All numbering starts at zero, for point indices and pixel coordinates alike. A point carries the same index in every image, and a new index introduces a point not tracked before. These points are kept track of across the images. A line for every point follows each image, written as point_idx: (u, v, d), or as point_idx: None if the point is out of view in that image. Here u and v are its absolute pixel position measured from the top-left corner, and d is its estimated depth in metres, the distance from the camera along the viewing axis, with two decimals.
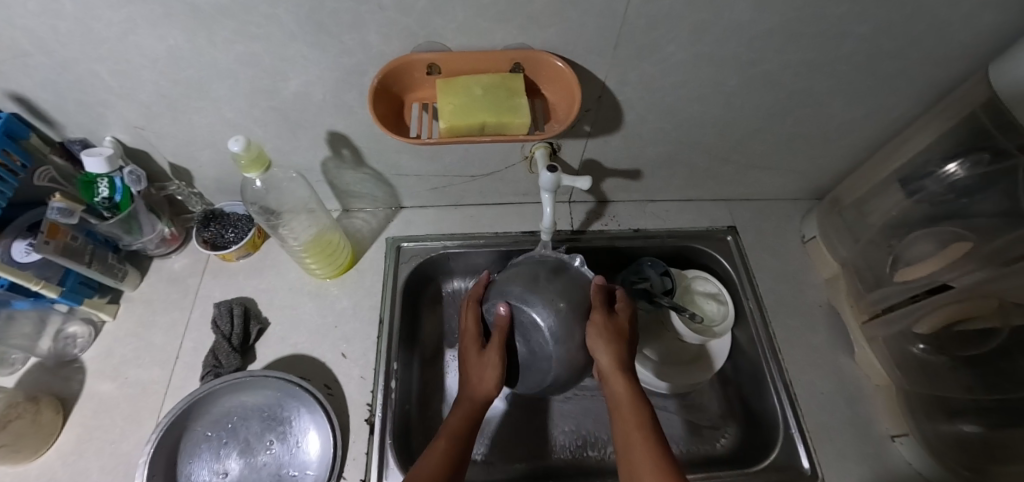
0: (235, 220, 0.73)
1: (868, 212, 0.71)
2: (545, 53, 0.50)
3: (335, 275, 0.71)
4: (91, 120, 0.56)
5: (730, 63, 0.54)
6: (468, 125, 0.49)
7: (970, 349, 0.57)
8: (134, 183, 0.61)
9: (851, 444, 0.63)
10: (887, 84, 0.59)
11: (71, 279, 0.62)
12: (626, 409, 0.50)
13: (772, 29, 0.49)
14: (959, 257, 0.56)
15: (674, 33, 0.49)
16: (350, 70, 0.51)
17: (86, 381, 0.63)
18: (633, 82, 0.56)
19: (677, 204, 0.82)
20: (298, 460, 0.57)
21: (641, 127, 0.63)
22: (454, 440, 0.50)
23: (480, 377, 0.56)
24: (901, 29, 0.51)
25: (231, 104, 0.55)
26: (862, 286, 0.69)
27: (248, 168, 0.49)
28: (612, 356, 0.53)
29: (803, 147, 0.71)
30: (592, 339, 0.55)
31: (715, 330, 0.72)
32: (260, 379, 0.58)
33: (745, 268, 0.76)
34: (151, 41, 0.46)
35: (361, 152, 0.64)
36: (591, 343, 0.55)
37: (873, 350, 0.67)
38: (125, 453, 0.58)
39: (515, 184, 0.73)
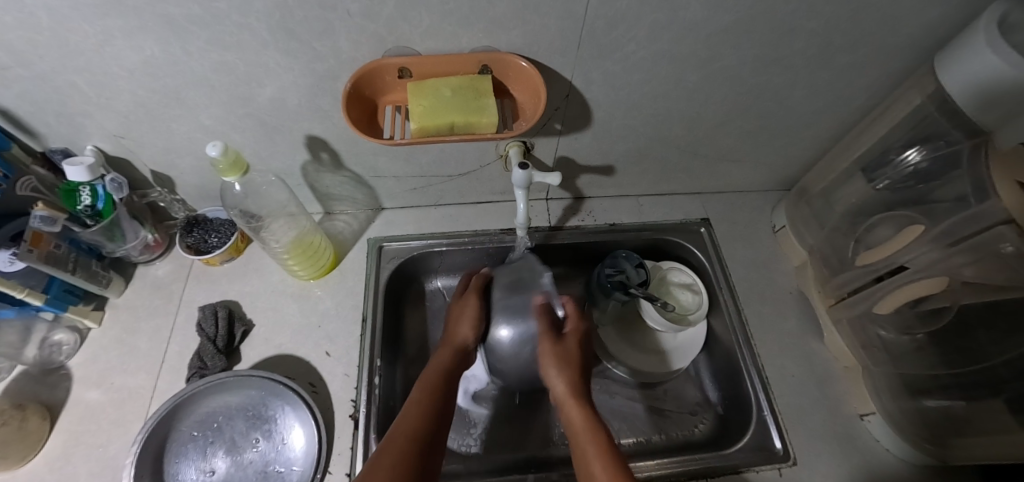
0: (218, 225, 0.74)
1: (833, 201, 0.74)
2: (510, 55, 0.52)
3: (318, 277, 0.73)
4: (71, 130, 0.58)
5: (691, 60, 0.56)
6: (437, 126, 0.51)
7: (929, 326, 0.59)
8: (116, 190, 0.62)
9: (820, 423, 0.66)
10: (841, 77, 0.62)
11: (55, 287, 0.64)
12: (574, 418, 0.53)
13: (726, 26, 0.52)
14: (914, 239, 0.57)
15: (633, 32, 0.51)
16: (323, 75, 0.52)
17: (72, 388, 0.64)
18: (598, 80, 0.58)
19: (652, 199, 0.84)
20: (283, 456, 0.58)
21: (610, 123, 0.66)
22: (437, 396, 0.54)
23: (463, 332, 0.63)
24: (847, 25, 0.53)
25: (209, 111, 0.57)
26: (828, 271, 0.72)
27: (227, 173, 0.50)
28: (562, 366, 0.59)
29: (768, 140, 0.73)
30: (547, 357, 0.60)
31: (690, 318, 0.73)
32: (244, 378, 0.59)
33: (717, 258, 0.79)
34: (127, 51, 0.47)
35: (339, 155, 0.66)
36: (546, 362, 0.60)
37: (838, 331, 0.70)
38: (114, 456, 0.59)
39: (492, 182, 0.75)
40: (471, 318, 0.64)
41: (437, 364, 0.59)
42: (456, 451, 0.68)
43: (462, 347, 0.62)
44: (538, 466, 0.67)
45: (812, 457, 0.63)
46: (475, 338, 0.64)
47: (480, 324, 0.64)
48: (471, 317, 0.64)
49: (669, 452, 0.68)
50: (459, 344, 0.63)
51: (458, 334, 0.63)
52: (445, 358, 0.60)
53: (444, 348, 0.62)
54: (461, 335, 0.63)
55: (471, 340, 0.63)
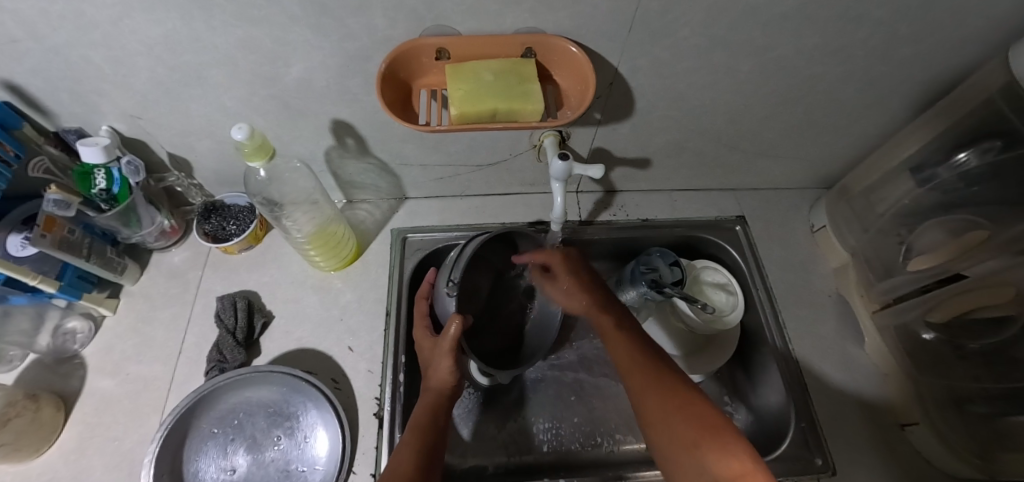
0: (236, 211, 0.71)
1: (877, 200, 0.70)
2: (558, 38, 0.48)
3: (339, 267, 0.70)
4: (86, 109, 0.55)
5: (746, 47, 0.52)
6: (479, 113, 0.47)
7: (981, 338, 0.58)
8: (132, 174, 0.59)
9: (860, 433, 0.63)
10: (903, 70, 0.58)
11: (69, 274, 0.61)
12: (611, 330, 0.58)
13: (789, 12, 0.48)
14: (978, 246, 0.55)
15: (688, 16, 0.47)
16: (354, 55, 0.49)
17: (87, 377, 0.62)
18: (645, 68, 0.54)
19: (685, 194, 0.81)
20: (306, 455, 0.56)
21: (651, 114, 0.62)
22: (422, 445, 0.49)
23: (441, 379, 0.56)
24: (921, 14, 0.49)
25: (231, 92, 0.53)
26: (872, 276, 0.69)
27: (252, 157, 0.47)
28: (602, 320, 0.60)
29: (813, 135, 0.70)
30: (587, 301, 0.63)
31: (725, 320, 0.70)
32: (264, 374, 0.56)
33: (754, 258, 0.75)
34: (147, 25, 0.44)
35: (365, 141, 0.62)
36: (562, 290, 0.65)
37: (881, 339, 0.67)
38: (130, 450, 0.57)
39: (521, 173, 0.72)
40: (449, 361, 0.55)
41: (421, 413, 0.53)
42: (468, 445, 0.66)
43: (445, 391, 0.56)
44: (567, 470, 0.64)
45: (852, 468, 0.61)
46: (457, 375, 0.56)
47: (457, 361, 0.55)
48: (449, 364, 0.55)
49: None
50: (443, 387, 0.56)
51: (438, 377, 0.56)
52: (427, 405, 0.54)
53: (427, 394, 0.56)
54: (442, 378, 0.56)
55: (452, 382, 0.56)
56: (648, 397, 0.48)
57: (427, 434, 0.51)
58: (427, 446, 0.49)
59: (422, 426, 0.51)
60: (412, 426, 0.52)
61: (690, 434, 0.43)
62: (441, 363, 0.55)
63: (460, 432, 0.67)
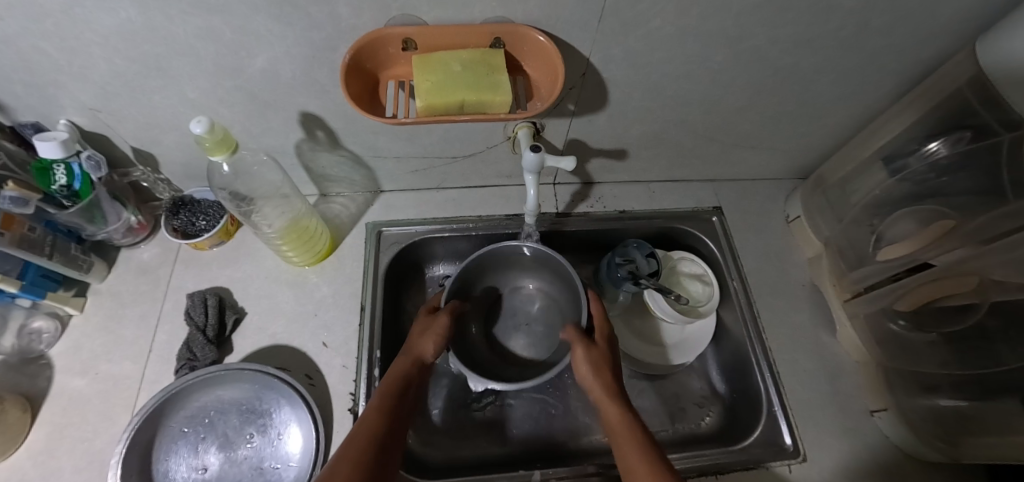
0: (206, 206, 0.70)
1: (850, 190, 0.71)
2: (527, 28, 0.47)
3: (314, 262, 0.69)
4: (42, 102, 0.53)
5: (719, 37, 0.52)
6: (447, 104, 0.47)
7: (947, 326, 0.58)
8: (93, 169, 0.57)
9: (830, 420, 0.64)
10: (874, 61, 0.58)
11: (31, 273, 0.59)
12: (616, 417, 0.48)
13: (759, 2, 0.47)
14: (944, 236, 0.55)
15: (660, 6, 0.47)
16: (320, 45, 0.47)
17: (55, 376, 0.60)
18: (618, 58, 0.54)
19: (663, 185, 0.81)
20: (279, 453, 0.55)
21: (626, 106, 0.62)
22: (391, 413, 0.46)
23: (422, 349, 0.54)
24: (890, 4, 0.49)
25: (193, 83, 0.52)
26: (844, 265, 0.70)
27: (214, 152, 0.46)
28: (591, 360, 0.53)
29: (788, 126, 0.70)
30: (578, 360, 0.54)
31: (700, 310, 0.71)
32: (236, 371, 0.56)
33: (730, 249, 0.76)
34: (98, 14, 0.42)
35: (336, 134, 0.61)
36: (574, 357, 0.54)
37: (852, 326, 0.68)
38: (99, 451, 0.56)
39: (498, 165, 0.71)
40: (438, 337, 0.54)
41: (390, 381, 0.49)
42: (445, 439, 0.66)
43: (418, 365, 0.53)
44: (545, 461, 0.65)
45: (820, 453, 0.62)
46: (437, 356, 0.55)
47: (444, 341, 0.55)
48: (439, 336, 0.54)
49: (676, 447, 0.67)
50: (419, 359, 0.53)
51: (417, 351, 0.53)
52: (399, 373, 0.51)
53: (400, 360, 0.52)
54: (421, 350, 0.53)
55: (430, 359, 0.54)
56: None
57: (397, 405, 0.47)
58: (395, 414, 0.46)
59: (392, 392, 0.48)
60: (380, 391, 0.48)
61: None
62: (428, 338, 0.54)
63: (427, 412, 0.68)
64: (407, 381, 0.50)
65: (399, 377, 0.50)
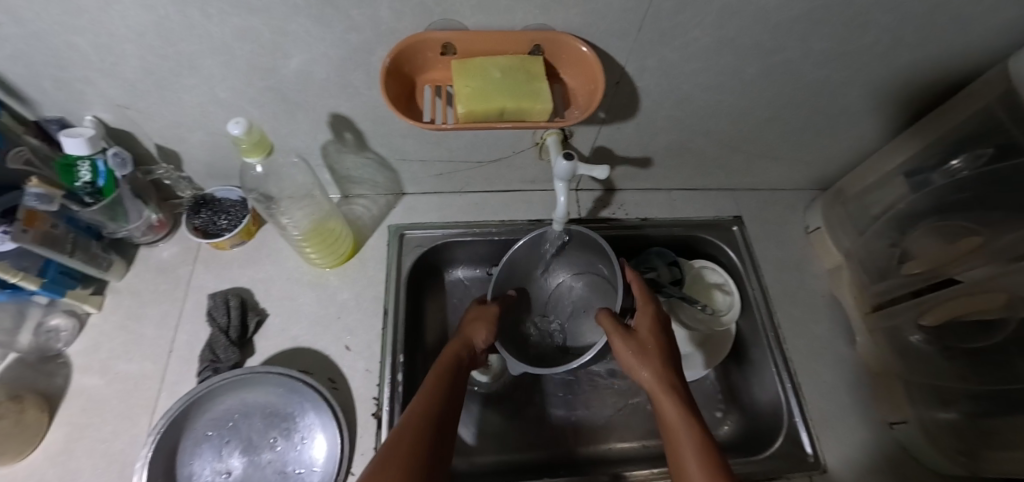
0: (228, 206, 0.69)
1: (872, 203, 0.72)
2: (567, 35, 0.47)
3: (336, 264, 0.68)
4: (69, 98, 0.52)
5: (754, 49, 0.52)
6: (486, 111, 0.46)
7: (970, 343, 0.58)
8: (119, 166, 0.56)
9: (851, 432, 0.65)
10: (904, 76, 0.58)
11: (52, 268, 0.58)
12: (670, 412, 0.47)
13: (799, 16, 0.48)
14: (969, 252, 0.55)
15: (701, 17, 0.47)
16: (357, 48, 0.47)
17: (73, 375, 0.59)
18: (653, 68, 0.53)
19: (683, 193, 0.81)
20: (304, 457, 0.55)
21: (655, 114, 0.62)
22: (444, 391, 0.48)
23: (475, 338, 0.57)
24: (926, 21, 0.49)
25: (226, 82, 0.51)
26: (865, 278, 0.70)
27: (249, 153, 0.45)
28: (635, 348, 0.52)
29: (812, 138, 0.70)
30: (619, 350, 0.53)
31: (722, 320, 0.72)
32: (261, 375, 0.55)
33: (750, 259, 0.76)
34: (137, 11, 0.41)
35: (364, 136, 0.61)
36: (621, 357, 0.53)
37: (872, 339, 0.69)
38: (120, 452, 0.55)
39: (522, 171, 0.71)
40: (488, 325, 0.58)
41: (443, 363, 0.52)
42: (466, 445, 0.66)
43: (468, 350, 0.56)
44: (567, 468, 0.64)
45: (841, 464, 0.62)
46: (485, 346, 0.57)
47: (493, 332, 0.57)
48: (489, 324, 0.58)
49: None
50: (468, 346, 0.56)
51: (468, 337, 0.56)
52: (450, 358, 0.53)
53: (450, 346, 0.55)
54: (471, 338, 0.57)
55: (479, 348, 0.56)
56: None
57: (450, 384, 0.50)
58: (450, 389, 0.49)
59: (446, 372, 0.51)
60: (436, 369, 0.51)
61: None
62: (479, 325, 0.57)
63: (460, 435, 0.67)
64: (461, 362, 0.53)
65: (455, 357, 0.54)
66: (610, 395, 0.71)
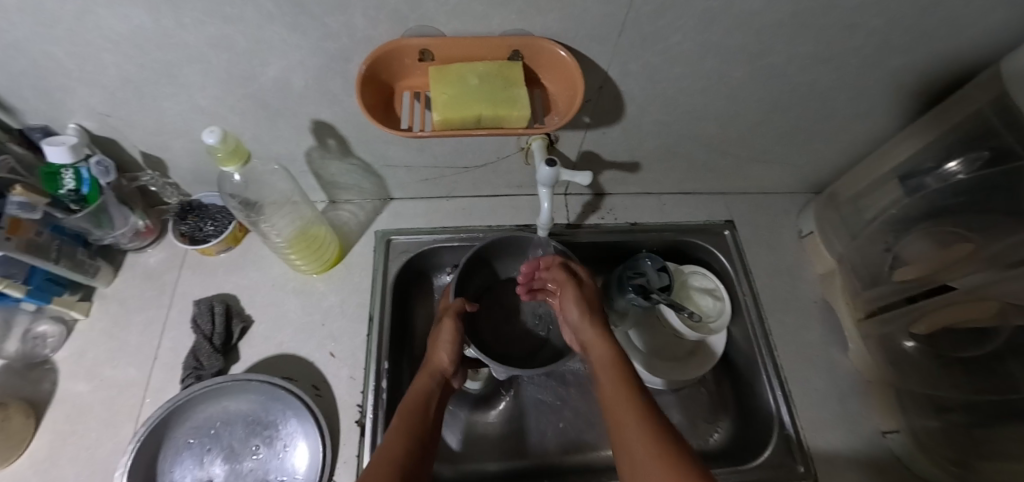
0: (214, 212, 0.69)
1: (865, 207, 0.70)
2: (546, 41, 0.46)
3: (322, 270, 0.68)
4: (51, 107, 0.52)
5: (739, 53, 0.51)
6: (463, 118, 0.46)
7: (963, 351, 0.58)
8: (102, 174, 0.57)
9: (842, 441, 0.64)
10: (895, 79, 0.57)
11: (37, 277, 0.58)
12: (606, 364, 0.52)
13: (782, 19, 0.47)
14: (963, 259, 0.55)
15: (681, 22, 0.46)
16: (334, 55, 0.47)
17: (59, 381, 0.60)
18: (636, 72, 0.53)
19: (674, 197, 0.80)
20: (285, 465, 0.55)
21: (641, 119, 0.61)
22: (414, 429, 0.47)
23: (438, 362, 0.56)
24: (915, 23, 0.48)
25: (205, 90, 0.51)
26: (858, 284, 0.69)
27: (226, 162, 0.45)
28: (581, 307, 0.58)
29: (804, 141, 0.69)
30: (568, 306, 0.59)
31: (711, 326, 0.70)
32: (243, 383, 0.55)
33: (742, 264, 0.75)
34: (111, 20, 0.41)
35: (347, 142, 0.61)
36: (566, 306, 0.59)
37: (864, 347, 0.67)
38: (103, 459, 0.55)
39: (509, 176, 0.71)
40: (450, 346, 0.56)
41: (414, 398, 0.52)
42: (452, 452, 0.66)
43: (436, 380, 0.55)
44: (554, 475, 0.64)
45: (831, 474, 0.61)
46: (454, 366, 0.57)
47: (457, 351, 0.56)
48: (449, 344, 0.56)
49: None
50: (436, 373, 0.55)
51: (432, 366, 0.55)
52: (419, 393, 0.53)
53: (419, 378, 0.55)
54: (437, 363, 0.56)
55: (447, 371, 0.56)
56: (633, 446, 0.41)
57: (422, 421, 0.49)
58: (417, 426, 0.48)
59: (414, 410, 0.50)
60: (403, 409, 0.50)
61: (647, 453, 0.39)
62: (439, 349, 0.56)
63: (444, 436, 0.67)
64: (428, 395, 0.53)
65: (422, 392, 0.53)
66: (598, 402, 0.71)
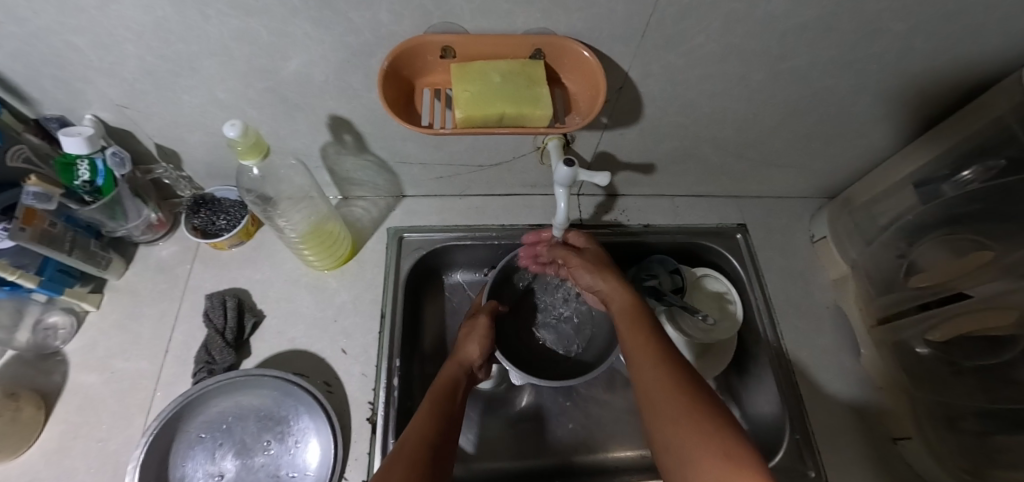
0: (227, 206, 0.69)
1: (879, 213, 0.70)
2: (569, 40, 0.46)
3: (335, 266, 0.68)
4: (68, 97, 0.52)
5: (761, 56, 0.51)
6: (485, 116, 0.46)
7: (979, 359, 0.57)
8: (118, 166, 0.56)
9: (853, 447, 0.63)
10: (916, 85, 0.57)
11: (50, 267, 0.58)
12: (627, 316, 0.51)
13: (807, 23, 0.46)
14: (980, 267, 0.54)
15: (705, 23, 0.46)
16: (356, 50, 0.46)
17: (70, 373, 0.59)
18: (657, 73, 0.52)
19: (687, 200, 0.80)
20: (297, 461, 0.54)
21: (659, 120, 0.61)
22: (444, 408, 0.47)
23: (468, 354, 0.56)
24: (940, 29, 0.48)
25: (224, 83, 0.51)
26: (872, 290, 0.69)
27: (246, 155, 0.45)
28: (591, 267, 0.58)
29: (820, 146, 0.69)
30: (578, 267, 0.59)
31: (722, 329, 0.70)
32: (255, 378, 0.55)
33: (754, 267, 0.75)
34: (134, 11, 0.41)
35: (363, 138, 0.60)
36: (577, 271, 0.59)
37: (877, 353, 0.67)
38: (114, 452, 0.55)
39: (523, 175, 0.70)
40: (481, 339, 0.58)
41: (442, 383, 0.51)
42: (462, 451, 0.66)
43: (465, 370, 0.55)
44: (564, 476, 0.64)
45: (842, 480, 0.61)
46: (482, 360, 0.57)
47: (487, 344, 0.58)
48: (481, 336, 0.58)
49: None
50: (466, 364, 0.55)
51: (461, 357, 0.56)
52: (448, 377, 0.53)
53: (448, 366, 0.55)
54: (467, 355, 0.56)
55: (476, 364, 0.56)
56: (654, 397, 0.40)
57: (451, 404, 0.48)
58: (447, 407, 0.47)
59: (444, 393, 0.50)
60: (433, 391, 0.50)
61: (669, 399, 0.39)
62: (471, 341, 0.57)
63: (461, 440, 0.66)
64: (457, 380, 0.52)
65: (451, 377, 0.53)
66: (608, 404, 0.70)
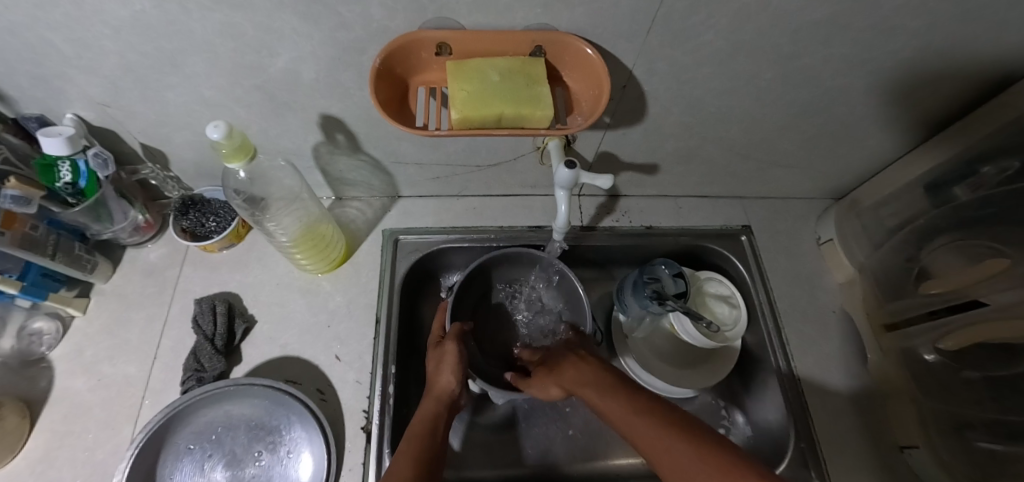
0: (217, 207, 0.67)
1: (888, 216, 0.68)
2: (571, 37, 0.44)
3: (328, 270, 0.66)
4: (48, 95, 0.49)
5: (771, 54, 0.49)
6: (483, 117, 0.43)
7: (993, 370, 0.54)
8: (100, 167, 0.54)
9: (858, 454, 0.62)
10: (930, 84, 0.55)
11: (32, 272, 0.56)
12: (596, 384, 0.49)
13: (820, 20, 0.44)
14: (993, 275, 0.53)
15: (714, 19, 0.43)
16: (346, 46, 0.44)
17: (55, 379, 0.58)
18: (662, 71, 0.50)
19: (690, 201, 0.78)
20: (288, 473, 0.53)
21: (664, 120, 0.59)
22: (426, 453, 0.44)
23: (444, 384, 0.54)
24: (959, 27, 0.46)
25: (210, 80, 0.48)
26: (880, 294, 0.67)
27: (230, 158, 0.43)
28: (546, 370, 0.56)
29: (829, 147, 0.67)
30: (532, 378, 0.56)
31: (726, 335, 0.67)
32: (245, 387, 0.53)
33: (758, 271, 0.73)
34: (111, 5, 0.38)
35: (356, 138, 0.58)
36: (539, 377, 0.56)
37: (885, 361, 0.65)
38: (101, 462, 0.53)
39: (523, 175, 0.68)
40: (455, 366, 0.55)
41: (421, 423, 0.49)
42: (459, 460, 0.64)
43: (444, 402, 0.52)
44: None
45: None
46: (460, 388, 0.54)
47: (459, 371, 0.54)
48: (454, 365, 0.55)
49: None
50: (444, 396, 0.53)
51: (437, 389, 0.53)
52: (427, 416, 0.50)
53: (427, 402, 0.52)
54: (444, 385, 0.54)
55: (455, 394, 0.53)
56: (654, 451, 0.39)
57: (430, 446, 0.46)
58: (427, 452, 0.45)
59: (424, 435, 0.47)
60: (410, 436, 0.47)
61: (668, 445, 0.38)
62: (443, 370, 0.54)
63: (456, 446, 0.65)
64: (437, 418, 0.50)
65: (431, 415, 0.50)
66: None
